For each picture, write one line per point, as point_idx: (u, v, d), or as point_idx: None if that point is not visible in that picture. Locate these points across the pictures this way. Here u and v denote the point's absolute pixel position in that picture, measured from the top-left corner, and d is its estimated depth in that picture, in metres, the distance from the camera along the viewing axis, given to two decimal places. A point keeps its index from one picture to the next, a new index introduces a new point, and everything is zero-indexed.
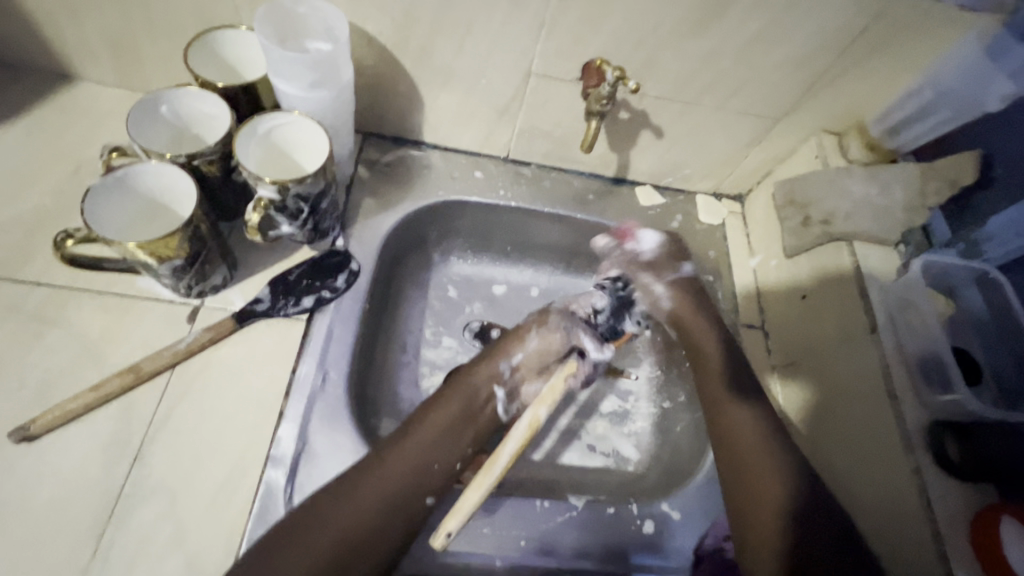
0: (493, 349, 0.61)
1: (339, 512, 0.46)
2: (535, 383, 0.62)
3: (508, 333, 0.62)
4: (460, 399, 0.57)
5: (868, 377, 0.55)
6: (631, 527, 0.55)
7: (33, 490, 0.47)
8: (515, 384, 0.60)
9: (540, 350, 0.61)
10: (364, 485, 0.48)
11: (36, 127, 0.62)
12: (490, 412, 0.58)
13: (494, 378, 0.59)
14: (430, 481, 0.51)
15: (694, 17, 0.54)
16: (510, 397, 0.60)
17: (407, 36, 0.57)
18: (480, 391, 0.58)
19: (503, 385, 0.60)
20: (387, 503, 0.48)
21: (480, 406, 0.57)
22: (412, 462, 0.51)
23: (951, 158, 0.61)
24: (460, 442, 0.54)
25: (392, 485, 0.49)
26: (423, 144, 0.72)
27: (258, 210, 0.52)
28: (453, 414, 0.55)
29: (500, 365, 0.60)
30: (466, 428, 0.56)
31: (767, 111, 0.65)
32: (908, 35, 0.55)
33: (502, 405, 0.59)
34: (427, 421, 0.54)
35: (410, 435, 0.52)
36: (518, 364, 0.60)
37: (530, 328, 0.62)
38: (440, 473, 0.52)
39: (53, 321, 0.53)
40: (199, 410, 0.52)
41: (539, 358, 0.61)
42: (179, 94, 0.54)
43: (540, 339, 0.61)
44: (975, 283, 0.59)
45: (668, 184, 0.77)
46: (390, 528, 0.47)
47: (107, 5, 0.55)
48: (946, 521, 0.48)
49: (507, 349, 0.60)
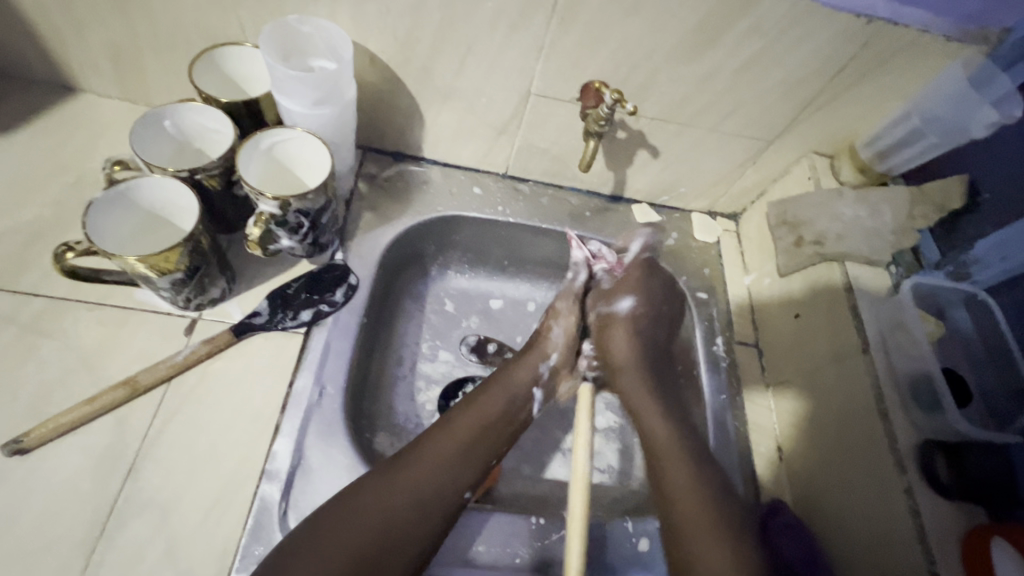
0: (528, 352, 0.64)
1: (377, 506, 0.48)
2: (568, 381, 0.66)
3: (533, 336, 0.67)
4: (499, 396, 0.59)
5: (859, 396, 0.56)
6: (625, 545, 0.55)
7: (22, 506, 0.46)
8: (552, 384, 0.64)
9: (566, 339, 0.66)
10: (399, 483, 0.50)
11: (37, 138, 0.63)
12: (527, 413, 0.61)
13: (535, 379, 0.62)
14: (466, 475, 0.53)
15: (689, 43, 0.56)
16: (548, 395, 0.64)
17: (409, 56, 0.58)
18: (518, 391, 0.61)
19: (542, 386, 0.63)
20: (424, 496, 0.50)
21: (521, 404, 0.60)
22: (452, 456, 0.53)
23: (940, 181, 0.63)
24: (498, 438, 0.57)
25: (430, 479, 0.51)
26: (422, 160, 0.73)
27: (258, 224, 0.52)
28: (492, 412, 0.58)
29: (540, 365, 0.63)
30: (503, 426, 0.58)
31: (760, 134, 0.67)
32: (898, 61, 0.56)
33: (538, 405, 0.62)
34: (462, 417, 0.57)
35: (450, 429, 0.55)
36: (555, 364, 0.65)
37: (551, 322, 0.67)
38: (474, 465, 0.54)
39: (49, 333, 0.53)
40: (195, 423, 0.52)
41: (564, 348, 0.66)
42: (183, 109, 0.54)
43: (562, 330, 0.67)
44: (963, 304, 0.61)
45: (664, 202, 0.78)
46: (432, 520, 0.49)
47: (113, 21, 0.56)
48: (938, 543, 0.48)
49: (544, 351, 0.64)
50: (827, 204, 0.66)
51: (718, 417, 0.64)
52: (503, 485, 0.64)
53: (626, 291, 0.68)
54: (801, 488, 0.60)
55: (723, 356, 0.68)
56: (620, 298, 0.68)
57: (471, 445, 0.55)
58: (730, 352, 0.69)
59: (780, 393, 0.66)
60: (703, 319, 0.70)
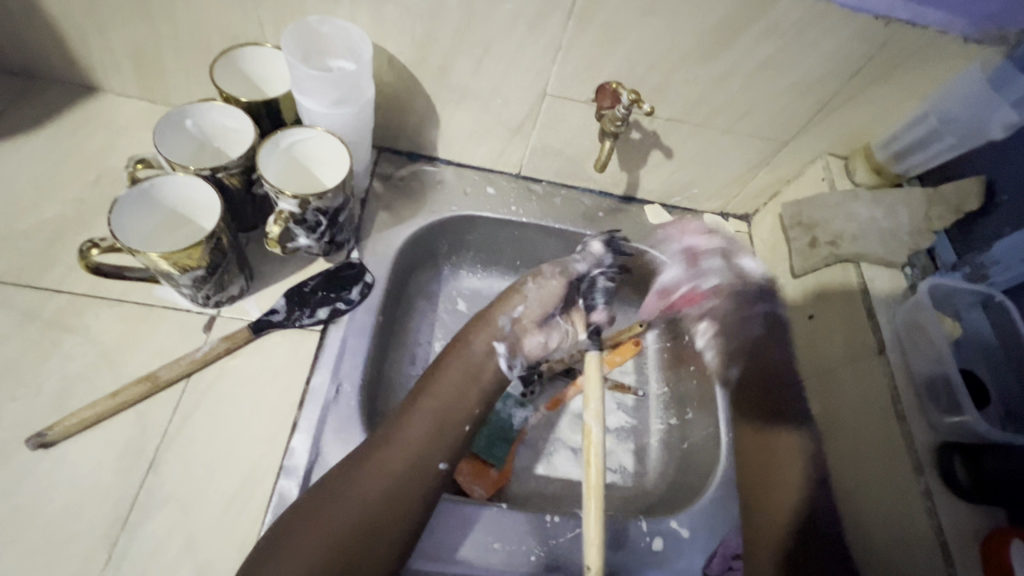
0: (489, 310, 0.63)
1: (349, 497, 0.48)
2: (535, 336, 0.63)
3: (506, 290, 0.64)
4: (461, 366, 0.58)
5: (878, 399, 0.56)
6: (640, 544, 0.55)
7: (47, 499, 0.47)
8: (517, 336, 0.62)
9: (541, 292, 0.63)
10: (372, 467, 0.50)
11: (58, 137, 0.64)
12: (493, 371, 0.59)
13: (493, 334, 0.61)
14: (440, 449, 0.53)
15: (706, 44, 0.56)
16: (513, 350, 0.62)
17: (425, 56, 0.58)
18: (478, 356, 0.59)
19: (504, 340, 0.61)
20: (398, 474, 0.50)
21: (481, 363, 0.59)
22: (422, 433, 0.53)
23: (956, 184, 0.63)
24: (465, 407, 0.56)
25: (400, 462, 0.51)
26: (436, 160, 0.73)
27: (278, 223, 0.53)
28: (455, 388, 0.57)
29: (500, 320, 0.61)
30: (472, 391, 0.57)
31: (775, 134, 0.66)
32: (914, 63, 0.57)
33: (503, 359, 0.60)
34: (432, 394, 0.56)
35: (417, 407, 0.55)
36: (520, 317, 0.62)
37: (527, 279, 0.64)
38: (450, 440, 0.54)
39: (72, 329, 0.54)
40: (214, 418, 0.53)
41: (536, 302, 0.63)
42: (204, 108, 0.55)
43: (538, 289, 0.63)
44: (979, 306, 0.61)
45: (676, 203, 0.78)
46: (410, 500, 0.50)
47: (136, 20, 0.56)
48: (955, 544, 0.49)
49: (508, 303, 0.62)
50: (843, 205, 0.65)
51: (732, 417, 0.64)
52: (515, 483, 0.64)
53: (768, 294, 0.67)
54: None
55: None
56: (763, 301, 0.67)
57: (438, 425, 0.54)
58: None
59: None
60: None
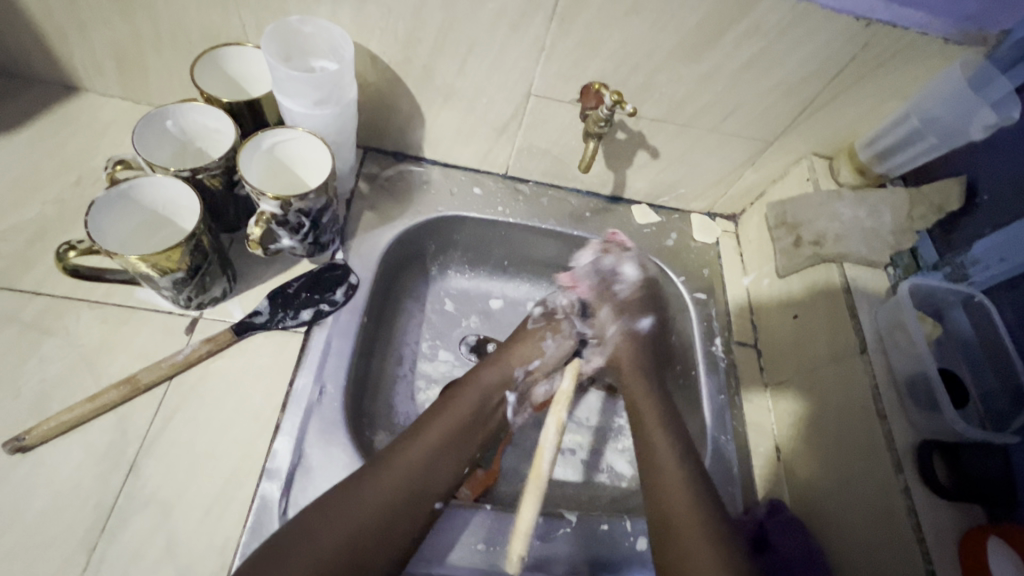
0: (506, 354, 0.64)
1: (339, 518, 0.46)
2: (543, 386, 0.66)
3: (520, 336, 0.66)
4: (469, 401, 0.59)
5: (857, 397, 0.57)
6: (623, 544, 0.55)
7: (26, 503, 0.46)
8: (527, 387, 0.64)
9: (559, 354, 0.66)
10: (368, 491, 0.48)
11: (38, 136, 0.63)
12: (499, 414, 0.61)
13: (508, 382, 0.62)
14: (439, 484, 0.52)
15: (689, 44, 0.56)
16: (520, 401, 0.64)
17: (409, 57, 0.58)
18: (488, 395, 0.60)
19: (516, 390, 0.63)
20: (398, 504, 0.49)
21: (492, 410, 0.60)
22: (419, 464, 0.52)
23: (939, 184, 0.64)
24: (468, 445, 0.56)
25: (398, 489, 0.50)
26: (422, 160, 0.73)
27: (260, 224, 0.52)
28: (461, 419, 0.57)
29: (516, 369, 0.63)
30: (477, 430, 0.58)
31: (759, 134, 0.67)
32: (896, 62, 0.57)
33: (512, 408, 0.62)
34: (437, 423, 0.56)
35: (419, 437, 0.54)
36: (533, 368, 0.64)
37: (546, 334, 0.66)
38: (448, 475, 0.53)
39: (51, 332, 0.53)
40: (197, 420, 0.53)
41: (550, 358, 0.65)
42: (185, 109, 0.54)
43: (555, 346, 0.66)
44: (961, 306, 0.61)
45: (664, 203, 0.78)
46: (403, 530, 0.49)
47: (115, 20, 0.56)
48: (936, 545, 0.49)
49: (527, 355, 0.64)
50: (825, 204, 0.66)
51: (716, 417, 0.64)
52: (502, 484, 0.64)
53: (643, 311, 0.68)
54: (799, 484, 0.60)
55: (722, 356, 0.69)
56: (640, 317, 0.68)
57: (439, 455, 0.54)
58: (729, 353, 0.70)
59: (779, 393, 0.66)
60: (701, 319, 0.71)
